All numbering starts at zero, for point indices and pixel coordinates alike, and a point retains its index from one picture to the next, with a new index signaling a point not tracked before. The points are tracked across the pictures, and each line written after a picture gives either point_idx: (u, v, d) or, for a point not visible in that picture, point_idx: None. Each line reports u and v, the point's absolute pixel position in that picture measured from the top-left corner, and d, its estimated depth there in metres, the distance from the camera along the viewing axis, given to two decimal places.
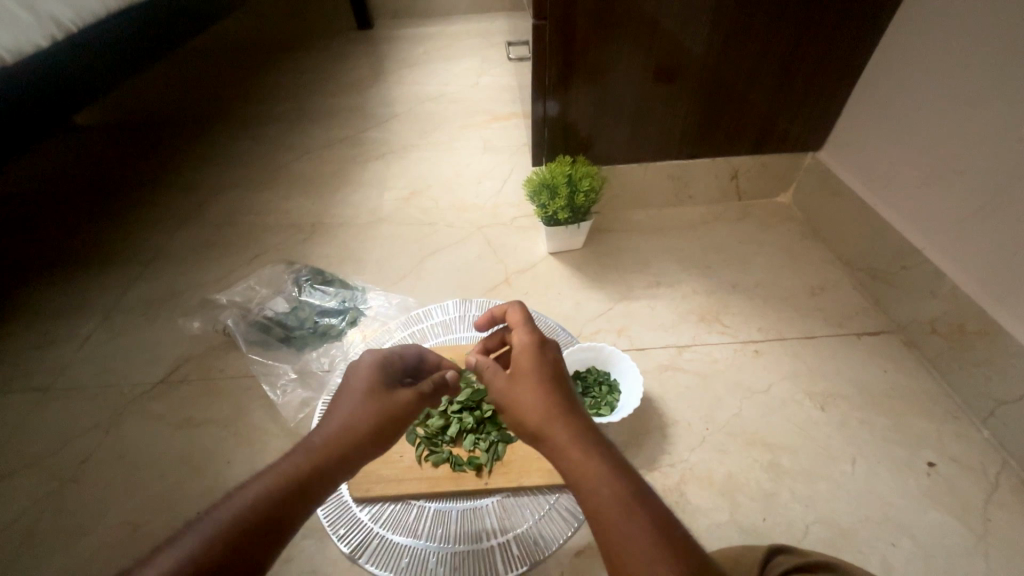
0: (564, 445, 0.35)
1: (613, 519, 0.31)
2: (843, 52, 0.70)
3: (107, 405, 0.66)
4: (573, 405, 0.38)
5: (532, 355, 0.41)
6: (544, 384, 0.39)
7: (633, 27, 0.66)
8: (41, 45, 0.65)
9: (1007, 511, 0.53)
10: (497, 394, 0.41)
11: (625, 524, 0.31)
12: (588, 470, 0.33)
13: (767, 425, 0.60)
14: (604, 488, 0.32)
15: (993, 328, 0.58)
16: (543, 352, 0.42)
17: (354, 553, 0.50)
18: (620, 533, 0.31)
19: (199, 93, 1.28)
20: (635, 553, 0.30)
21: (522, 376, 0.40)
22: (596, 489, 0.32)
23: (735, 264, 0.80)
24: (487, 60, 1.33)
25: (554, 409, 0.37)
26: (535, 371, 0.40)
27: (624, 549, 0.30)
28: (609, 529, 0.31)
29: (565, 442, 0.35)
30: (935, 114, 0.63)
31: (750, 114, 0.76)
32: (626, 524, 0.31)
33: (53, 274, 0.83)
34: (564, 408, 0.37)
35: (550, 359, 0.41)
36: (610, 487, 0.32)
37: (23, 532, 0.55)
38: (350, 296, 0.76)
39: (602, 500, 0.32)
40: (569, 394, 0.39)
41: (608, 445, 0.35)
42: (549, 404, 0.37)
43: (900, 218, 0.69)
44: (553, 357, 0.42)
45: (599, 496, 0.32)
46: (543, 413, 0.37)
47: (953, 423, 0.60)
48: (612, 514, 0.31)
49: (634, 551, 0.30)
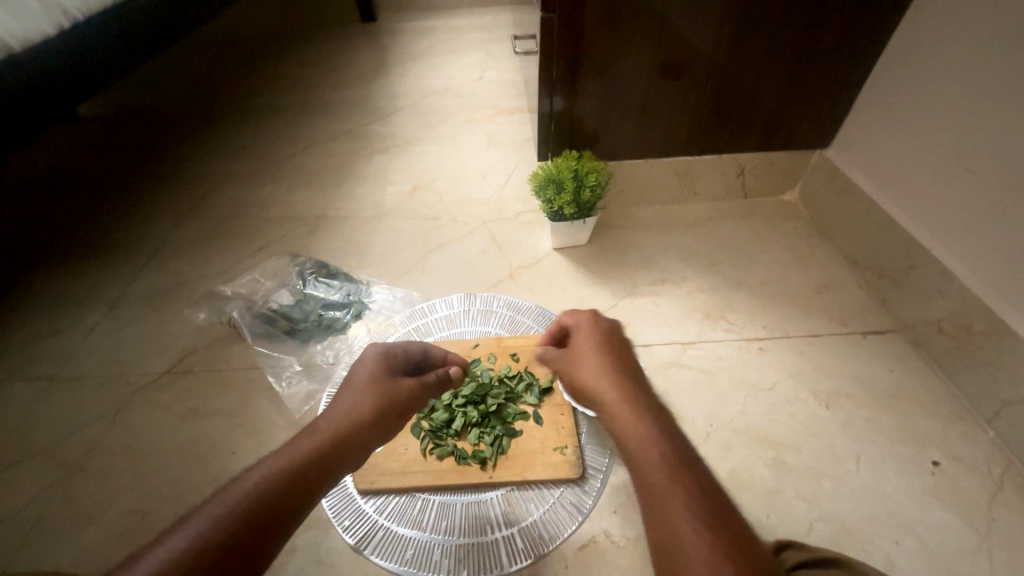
0: (619, 414, 0.38)
1: (652, 477, 0.33)
2: (853, 49, 0.69)
3: (113, 394, 0.66)
4: (635, 383, 0.41)
5: (603, 340, 0.45)
6: (608, 364, 0.43)
7: (642, 22, 0.65)
8: (47, 32, 0.65)
9: (1011, 511, 0.53)
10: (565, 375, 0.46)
11: (666, 482, 0.32)
12: (636, 433, 0.36)
13: (772, 422, 0.60)
14: (649, 448, 0.34)
15: (1000, 327, 0.58)
16: (615, 342, 0.46)
17: (359, 544, 0.51)
18: (661, 488, 0.32)
19: (202, 85, 1.27)
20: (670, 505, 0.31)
21: (589, 357, 0.44)
22: (635, 444, 0.35)
23: (741, 261, 0.80)
24: (493, 53, 1.33)
25: (614, 383, 0.40)
26: (603, 353, 0.44)
27: (661, 501, 0.32)
28: (648, 485, 0.33)
29: (620, 410, 0.38)
30: (946, 112, 0.63)
31: (759, 111, 0.76)
32: (667, 482, 0.32)
33: (58, 264, 0.83)
34: (622, 384, 0.40)
35: (621, 348, 0.45)
36: (655, 449, 0.34)
37: (31, 520, 0.55)
38: (355, 289, 0.77)
39: (646, 459, 0.34)
40: (635, 375, 0.42)
41: (664, 419, 0.37)
42: (612, 379, 0.41)
43: (909, 216, 0.69)
44: (626, 346, 0.45)
45: (643, 456, 0.34)
46: (604, 387, 0.40)
47: (958, 422, 0.60)
48: (654, 472, 0.33)
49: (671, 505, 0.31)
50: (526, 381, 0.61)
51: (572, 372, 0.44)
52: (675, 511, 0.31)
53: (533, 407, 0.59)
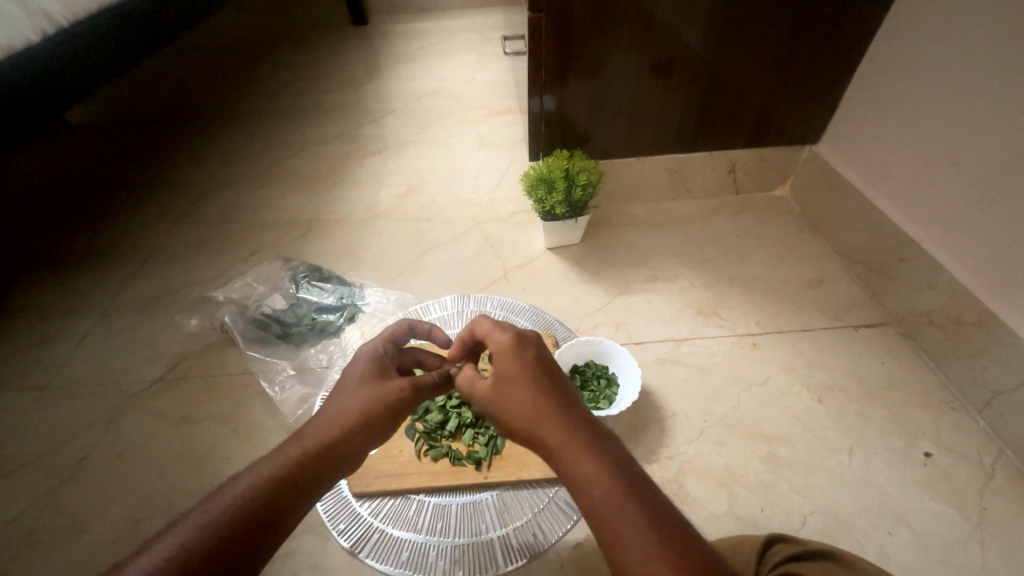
0: (558, 448, 0.34)
1: (610, 521, 0.30)
2: (840, 44, 0.70)
3: (106, 402, 0.66)
4: (566, 400, 0.36)
5: (521, 352, 0.39)
6: (534, 383, 0.37)
7: (630, 20, 0.65)
8: (33, 40, 0.66)
9: (1003, 500, 0.53)
10: (484, 402, 0.39)
11: (623, 523, 0.30)
12: (581, 472, 0.32)
13: (765, 417, 0.61)
14: (601, 488, 0.31)
15: (989, 318, 0.58)
16: (534, 347, 0.39)
17: (354, 547, 0.50)
18: (623, 533, 0.30)
19: (193, 90, 1.27)
20: (633, 550, 0.29)
21: (512, 377, 0.38)
22: (585, 482, 0.32)
23: (733, 257, 0.80)
24: (484, 54, 1.33)
25: (547, 410, 0.35)
26: (523, 369, 0.38)
27: (624, 547, 0.29)
28: (607, 529, 0.30)
29: (558, 442, 0.34)
30: (932, 105, 0.63)
31: (748, 107, 0.76)
32: (625, 524, 0.30)
33: (49, 272, 0.83)
34: (556, 408, 0.35)
35: (539, 353, 0.39)
36: (606, 488, 0.31)
37: (25, 529, 0.55)
38: (348, 292, 0.76)
39: (598, 502, 0.31)
40: (559, 387, 0.37)
41: (605, 441, 0.34)
42: (542, 404, 0.36)
43: (898, 209, 0.70)
44: (544, 351, 0.39)
45: (595, 498, 0.31)
46: (537, 415, 0.35)
47: (950, 413, 0.61)
48: (612, 516, 0.30)
49: (635, 550, 0.29)
50: None
51: (494, 397, 0.38)
52: (639, 557, 0.29)
53: None
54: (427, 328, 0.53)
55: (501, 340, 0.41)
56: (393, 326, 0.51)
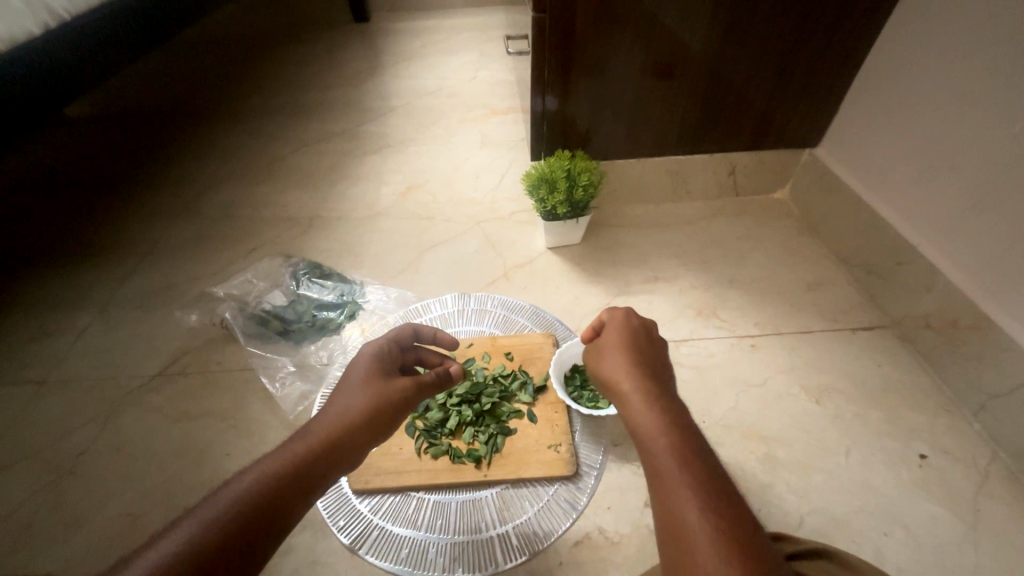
0: (631, 398, 0.37)
1: (662, 464, 0.32)
2: (841, 49, 0.70)
3: (105, 397, 0.65)
4: (651, 369, 0.40)
5: (623, 326, 0.44)
6: (629, 350, 0.41)
7: (633, 22, 0.66)
8: (34, 32, 0.65)
9: (997, 502, 0.54)
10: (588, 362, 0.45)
11: (674, 467, 0.32)
12: (646, 420, 0.35)
13: (763, 418, 0.61)
14: (660, 434, 0.34)
15: (986, 322, 0.58)
16: (637, 328, 0.44)
17: (354, 544, 0.51)
18: (670, 476, 0.31)
19: (193, 85, 1.26)
20: (677, 491, 0.31)
21: (610, 345, 0.43)
22: (648, 428, 0.34)
23: (733, 259, 0.80)
24: (485, 54, 1.33)
25: (631, 370, 0.39)
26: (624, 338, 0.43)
27: (669, 487, 0.31)
28: (657, 469, 0.32)
29: (633, 394, 0.37)
30: (931, 110, 0.63)
31: (749, 110, 0.77)
32: (676, 468, 0.31)
33: (47, 266, 0.83)
34: (639, 370, 0.39)
35: (642, 333, 0.44)
36: (666, 436, 0.33)
37: (22, 523, 0.55)
38: (349, 289, 0.76)
39: (654, 445, 0.33)
40: (650, 360, 0.41)
41: (679, 406, 0.36)
42: (630, 365, 0.40)
43: (896, 213, 0.70)
44: (648, 334, 0.44)
45: (652, 443, 0.33)
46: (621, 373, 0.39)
47: (945, 415, 0.61)
48: (663, 460, 0.32)
49: (679, 492, 0.30)
50: (520, 379, 0.61)
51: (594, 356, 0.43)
52: (684, 500, 0.30)
53: (527, 406, 0.59)
54: (432, 331, 0.54)
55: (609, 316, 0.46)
56: (395, 327, 0.52)
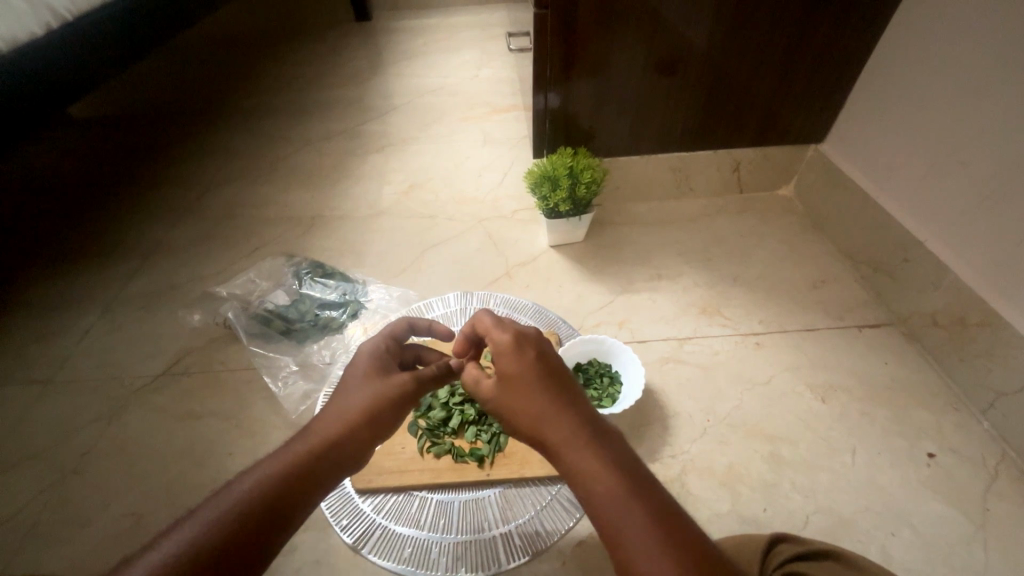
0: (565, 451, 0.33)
1: (615, 521, 0.30)
2: (846, 43, 0.69)
3: (109, 396, 0.66)
4: (571, 401, 0.36)
5: (519, 351, 0.38)
6: (537, 386, 0.36)
7: (635, 19, 0.65)
8: (37, 33, 0.65)
9: (1006, 502, 0.53)
10: (491, 403, 0.39)
11: (629, 527, 0.30)
12: (586, 472, 0.32)
13: (768, 417, 0.60)
14: (605, 488, 0.31)
15: (994, 319, 0.58)
16: (535, 348, 0.38)
17: (357, 543, 0.51)
18: (627, 537, 0.29)
19: (195, 85, 1.26)
20: (636, 549, 0.29)
21: (513, 377, 0.37)
22: (590, 487, 0.31)
23: (737, 256, 0.80)
24: (487, 51, 1.32)
25: (550, 411, 0.35)
26: (528, 371, 0.37)
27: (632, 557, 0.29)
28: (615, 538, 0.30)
29: (563, 442, 0.33)
30: (938, 105, 0.63)
31: (752, 107, 0.76)
32: (630, 532, 0.29)
33: (52, 266, 0.83)
34: (561, 408, 0.35)
35: (543, 354, 0.38)
36: (611, 493, 0.31)
37: (27, 523, 0.55)
38: (351, 288, 0.76)
39: (601, 506, 0.31)
40: (563, 388, 0.36)
41: (614, 446, 0.33)
42: (548, 408, 0.35)
43: (903, 210, 0.69)
44: (547, 355, 0.38)
45: (600, 503, 0.31)
46: (541, 416, 0.35)
47: (953, 414, 0.60)
48: (615, 517, 0.30)
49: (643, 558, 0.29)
50: None
51: (500, 398, 0.38)
52: (642, 557, 0.29)
53: None
54: (427, 325, 0.53)
55: (500, 338, 0.40)
56: (391, 322, 0.52)
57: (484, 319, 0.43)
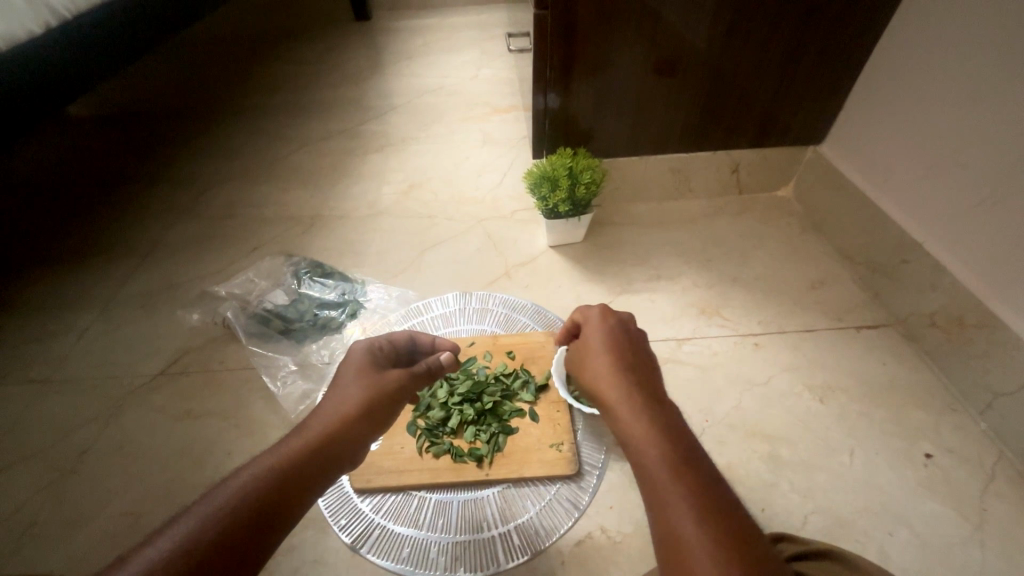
0: (619, 404, 0.37)
1: (650, 461, 0.32)
2: (846, 45, 0.69)
3: (107, 396, 0.66)
4: (638, 370, 0.40)
5: (598, 328, 0.44)
6: (609, 351, 0.41)
7: (634, 20, 0.65)
8: (35, 32, 0.65)
9: (1003, 502, 0.53)
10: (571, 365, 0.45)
11: (664, 474, 0.31)
12: (636, 430, 0.34)
13: (767, 417, 0.61)
14: (652, 446, 0.33)
15: (992, 320, 0.58)
16: (619, 327, 0.44)
17: (355, 543, 0.51)
18: (660, 481, 0.31)
19: (194, 85, 1.26)
20: (671, 503, 0.30)
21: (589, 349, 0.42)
22: (638, 433, 0.34)
23: (736, 257, 0.80)
24: (487, 51, 1.33)
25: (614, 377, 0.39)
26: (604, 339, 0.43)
27: (662, 497, 0.31)
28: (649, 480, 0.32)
29: (621, 402, 0.37)
30: (937, 107, 0.63)
31: (752, 108, 0.76)
32: (664, 477, 0.31)
33: (51, 265, 0.83)
34: (623, 376, 0.39)
35: (625, 332, 0.44)
36: (654, 441, 0.33)
37: (25, 523, 0.55)
38: (350, 288, 0.76)
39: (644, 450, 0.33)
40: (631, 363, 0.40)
41: (670, 412, 0.36)
42: (614, 367, 0.40)
43: (901, 211, 0.69)
44: (627, 328, 0.44)
45: (642, 448, 0.33)
46: (605, 380, 0.39)
47: (951, 414, 0.61)
48: (657, 472, 0.32)
49: (673, 501, 0.30)
50: (522, 378, 0.61)
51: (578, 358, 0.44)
52: (679, 511, 0.30)
53: (529, 405, 0.59)
54: (429, 340, 0.52)
55: (589, 314, 0.46)
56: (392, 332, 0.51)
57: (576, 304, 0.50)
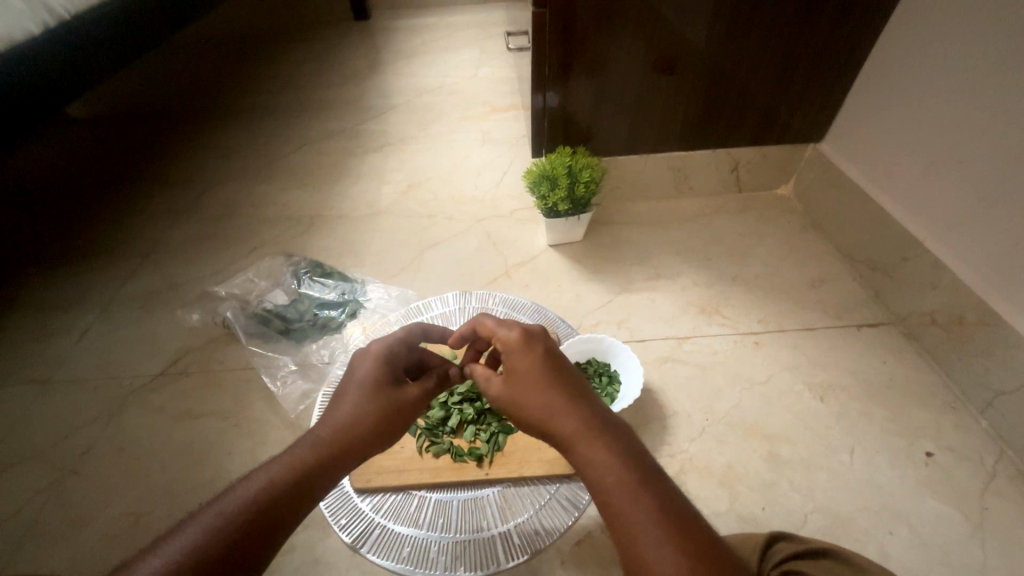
0: (571, 438, 0.34)
1: (615, 497, 0.31)
2: (845, 43, 0.69)
3: (107, 396, 0.66)
4: (577, 393, 0.37)
5: (528, 344, 0.40)
6: (542, 377, 0.37)
7: (633, 19, 0.65)
8: (33, 32, 0.65)
9: (1003, 500, 0.53)
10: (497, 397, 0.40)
11: (632, 507, 0.30)
12: (593, 466, 0.32)
13: (767, 416, 0.61)
14: (614, 475, 0.31)
15: (993, 319, 0.58)
16: (542, 344, 0.40)
17: (356, 543, 0.50)
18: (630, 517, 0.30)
19: (193, 84, 1.26)
20: (641, 531, 0.29)
21: (521, 369, 0.38)
22: (597, 467, 0.32)
23: (736, 255, 0.80)
24: (486, 50, 1.32)
25: (558, 400, 0.36)
26: (533, 364, 0.38)
27: (634, 534, 0.29)
28: (619, 518, 0.30)
29: (573, 436, 0.34)
30: (937, 104, 0.63)
31: (751, 107, 0.76)
32: (635, 510, 0.30)
33: (51, 266, 0.83)
34: (568, 399, 0.36)
35: (549, 349, 0.40)
36: (617, 475, 0.31)
37: (26, 523, 0.55)
38: (350, 288, 0.76)
39: (607, 487, 0.31)
40: (569, 386, 0.37)
41: (623, 436, 0.34)
42: (552, 397, 0.36)
43: (901, 209, 0.69)
44: (550, 345, 0.40)
45: (607, 484, 0.31)
46: (548, 404, 0.36)
47: (951, 413, 0.61)
48: (622, 502, 0.31)
49: (647, 535, 0.29)
50: None
51: (507, 391, 0.39)
52: (651, 548, 0.29)
53: None
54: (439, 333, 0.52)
55: (507, 336, 0.41)
56: (406, 328, 0.49)
57: (485, 321, 0.44)
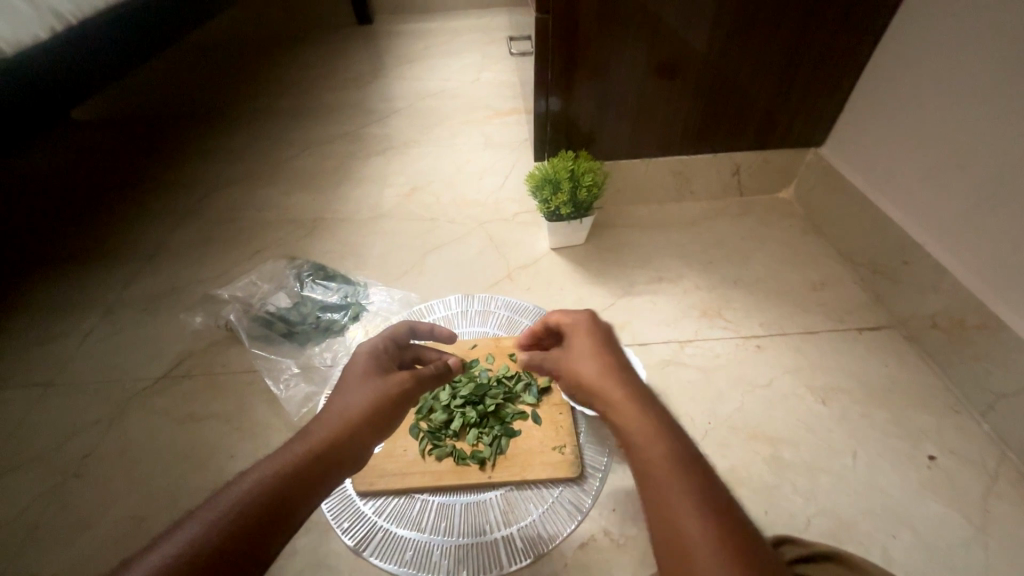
0: (613, 405, 0.36)
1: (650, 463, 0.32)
2: (846, 48, 0.70)
3: (111, 399, 0.66)
4: (625, 370, 0.39)
5: (593, 326, 0.44)
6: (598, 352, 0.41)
7: (636, 24, 0.66)
8: (41, 36, 0.65)
9: (1006, 503, 0.53)
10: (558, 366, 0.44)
11: (663, 472, 0.32)
12: (633, 429, 0.34)
13: (769, 420, 0.61)
14: (647, 448, 0.33)
15: (994, 323, 0.58)
16: (605, 329, 0.44)
17: (358, 546, 0.51)
18: (656, 481, 0.31)
19: (195, 88, 1.27)
20: (672, 503, 0.30)
21: (581, 343, 0.42)
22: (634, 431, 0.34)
23: (737, 259, 0.80)
24: (487, 54, 1.33)
25: (610, 370, 0.39)
26: (592, 339, 0.42)
27: (663, 497, 0.31)
28: (649, 481, 0.32)
29: (617, 402, 0.36)
30: (938, 109, 0.63)
31: (753, 112, 0.77)
32: (665, 477, 0.31)
33: (54, 269, 0.83)
34: (618, 373, 0.39)
35: (611, 334, 0.43)
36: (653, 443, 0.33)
37: (28, 525, 0.55)
38: (352, 291, 0.76)
39: (641, 452, 0.33)
40: (621, 364, 0.40)
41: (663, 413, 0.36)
42: (604, 370, 0.39)
43: (902, 213, 0.70)
44: (612, 330, 0.44)
45: (641, 450, 0.33)
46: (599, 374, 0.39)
47: (954, 416, 0.61)
48: (655, 467, 0.32)
49: (675, 501, 0.30)
50: (524, 381, 0.61)
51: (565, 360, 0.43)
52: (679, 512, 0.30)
53: (532, 407, 0.59)
54: (428, 327, 0.55)
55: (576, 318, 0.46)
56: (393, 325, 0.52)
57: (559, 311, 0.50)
